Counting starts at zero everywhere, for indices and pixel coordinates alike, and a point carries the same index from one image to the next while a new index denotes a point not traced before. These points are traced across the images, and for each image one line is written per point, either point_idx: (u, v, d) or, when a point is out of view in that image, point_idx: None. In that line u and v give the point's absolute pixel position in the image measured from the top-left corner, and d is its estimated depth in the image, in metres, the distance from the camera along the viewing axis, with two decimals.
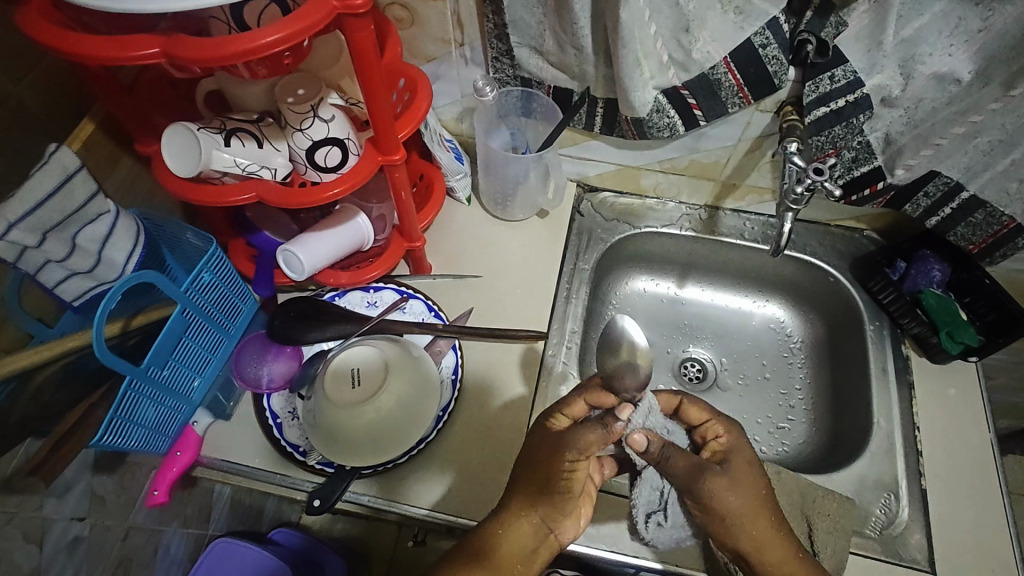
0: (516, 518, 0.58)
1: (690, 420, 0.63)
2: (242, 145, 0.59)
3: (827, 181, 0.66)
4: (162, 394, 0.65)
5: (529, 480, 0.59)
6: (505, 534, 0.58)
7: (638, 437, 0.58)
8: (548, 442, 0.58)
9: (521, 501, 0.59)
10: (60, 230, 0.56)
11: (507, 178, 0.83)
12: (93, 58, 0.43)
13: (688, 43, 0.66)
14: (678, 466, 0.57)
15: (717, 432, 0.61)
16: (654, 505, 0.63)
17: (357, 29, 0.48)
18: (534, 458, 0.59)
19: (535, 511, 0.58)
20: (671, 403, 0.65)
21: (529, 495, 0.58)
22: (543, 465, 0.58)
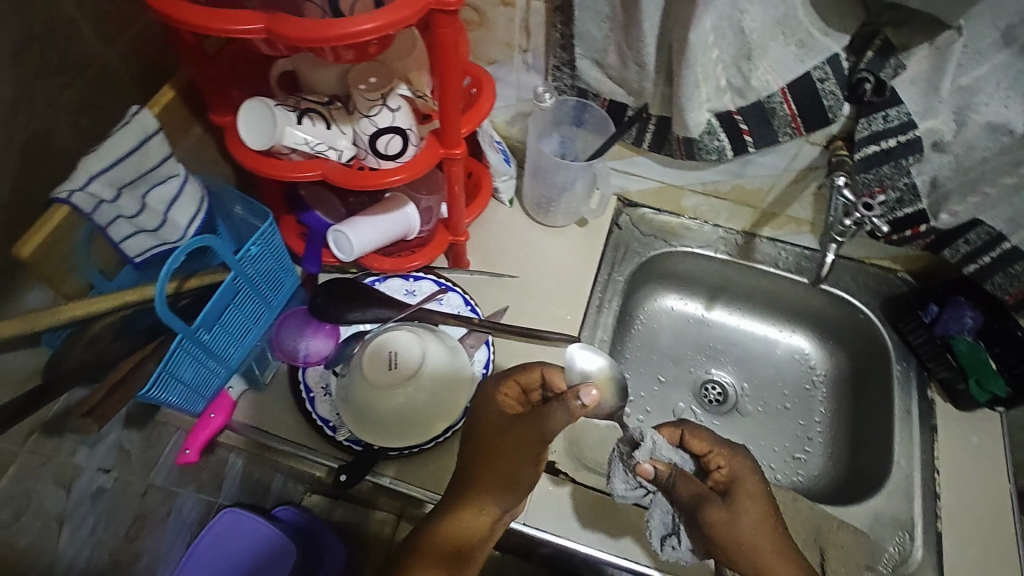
0: (470, 508, 0.60)
1: (693, 450, 0.64)
2: (313, 124, 0.61)
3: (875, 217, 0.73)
4: (207, 356, 0.67)
5: (483, 473, 0.59)
6: (462, 522, 0.60)
7: (645, 467, 0.61)
8: (512, 422, 0.58)
9: (476, 491, 0.60)
10: (133, 188, 0.60)
11: (554, 184, 0.85)
12: (202, 28, 0.47)
13: (748, 70, 0.68)
14: (684, 492, 0.59)
15: (720, 461, 0.62)
16: (666, 532, 0.62)
17: (445, 24, 0.51)
18: (494, 455, 0.59)
19: (491, 501, 0.60)
20: (675, 435, 0.65)
21: (489, 484, 0.59)
22: (507, 449, 0.58)
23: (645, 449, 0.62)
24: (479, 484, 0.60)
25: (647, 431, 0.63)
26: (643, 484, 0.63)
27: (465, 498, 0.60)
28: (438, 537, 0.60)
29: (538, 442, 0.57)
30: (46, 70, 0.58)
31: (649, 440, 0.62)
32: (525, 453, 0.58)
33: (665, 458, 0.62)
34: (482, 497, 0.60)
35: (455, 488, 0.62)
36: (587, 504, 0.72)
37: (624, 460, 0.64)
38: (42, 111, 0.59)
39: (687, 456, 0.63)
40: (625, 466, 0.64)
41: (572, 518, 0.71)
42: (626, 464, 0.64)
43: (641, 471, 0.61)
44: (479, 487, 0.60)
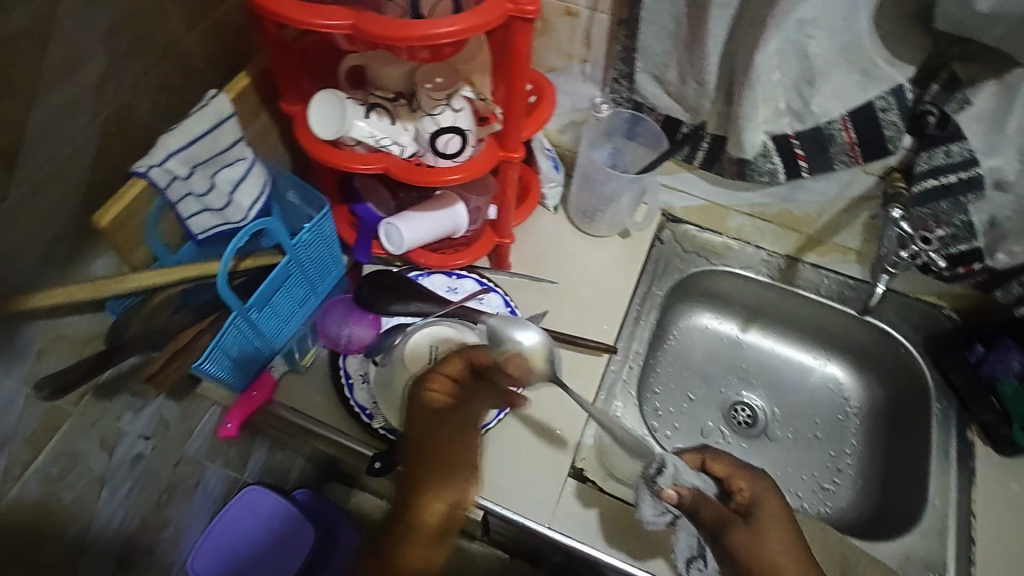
0: (428, 505, 0.56)
1: (714, 473, 0.63)
2: (379, 119, 0.63)
3: (931, 251, 0.74)
4: (256, 335, 0.69)
5: (433, 466, 0.57)
6: (423, 521, 0.55)
7: (669, 492, 0.59)
8: (449, 409, 0.60)
9: (426, 490, 0.56)
10: (205, 167, 0.63)
11: (602, 195, 0.86)
12: (290, 21, 0.49)
13: (809, 95, 0.68)
14: (708, 517, 0.59)
15: (741, 483, 0.61)
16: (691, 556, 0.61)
17: (521, 31, 0.52)
18: (437, 449, 0.57)
19: (448, 498, 0.56)
20: (695, 459, 0.64)
21: (438, 479, 0.56)
22: (450, 431, 0.59)
23: (669, 475, 0.59)
24: (428, 480, 0.56)
25: (669, 455, 0.60)
26: (670, 509, 0.60)
27: (415, 497, 0.56)
28: (409, 549, 0.55)
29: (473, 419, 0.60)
30: (134, 50, 0.61)
31: (672, 466, 0.59)
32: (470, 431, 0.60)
33: (687, 483, 0.60)
34: (431, 496, 0.56)
35: (401, 503, 0.57)
36: (617, 514, 0.71)
37: (648, 487, 0.60)
38: (128, 88, 0.62)
39: (710, 480, 0.62)
40: (650, 492, 0.60)
41: (599, 525, 0.71)
42: (650, 489, 0.60)
43: (664, 496, 0.60)
44: (427, 487, 0.56)
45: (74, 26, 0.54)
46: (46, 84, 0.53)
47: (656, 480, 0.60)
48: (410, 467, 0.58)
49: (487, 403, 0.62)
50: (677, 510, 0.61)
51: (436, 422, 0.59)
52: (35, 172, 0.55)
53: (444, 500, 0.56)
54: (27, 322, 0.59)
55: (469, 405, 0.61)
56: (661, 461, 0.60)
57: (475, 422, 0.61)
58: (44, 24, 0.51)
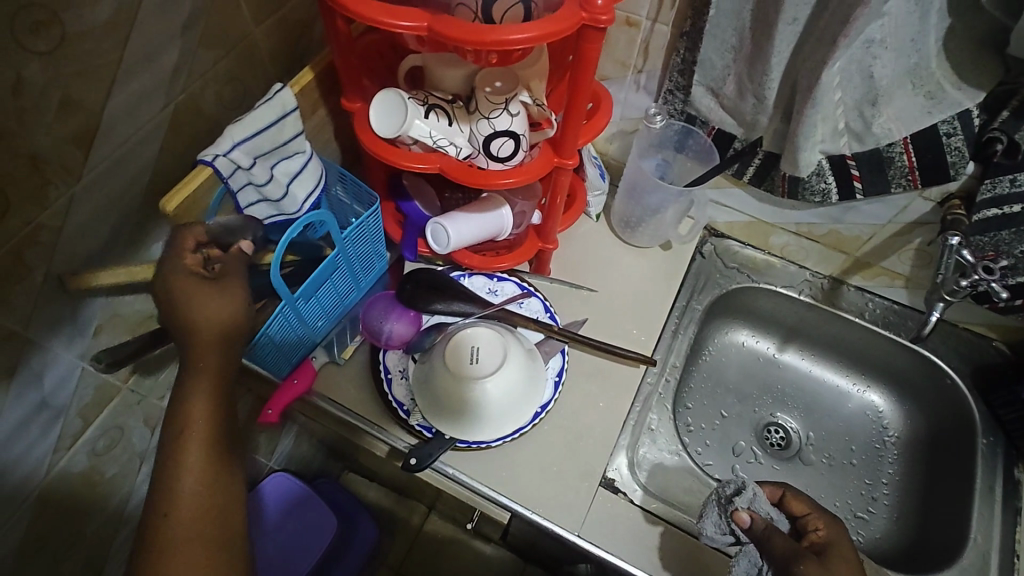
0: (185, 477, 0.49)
1: (791, 511, 0.66)
2: (437, 120, 0.63)
3: (994, 282, 0.68)
4: (301, 324, 0.70)
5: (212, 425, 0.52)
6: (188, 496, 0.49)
7: (743, 515, 0.63)
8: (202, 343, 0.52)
9: (186, 452, 0.50)
10: (266, 159, 0.64)
11: (646, 205, 0.85)
12: (366, 18, 0.50)
13: (870, 116, 0.67)
14: (779, 546, 0.60)
15: (818, 524, 0.64)
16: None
17: (592, 40, 0.52)
18: (194, 413, 0.51)
19: (227, 469, 0.52)
20: (775, 495, 0.68)
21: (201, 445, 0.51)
22: (209, 385, 0.52)
23: (746, 497, 0.64)
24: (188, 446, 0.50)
25: (745, 483, 0.65)
26: (735, 530, 0.63)
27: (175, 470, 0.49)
28: (184, 519, 0.48)
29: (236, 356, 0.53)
30: (206, 40, 0.62)
31: (752, 489, 0.64)
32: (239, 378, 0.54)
33: (762, 511, 0.64)
34: (191, 458, 0.50)
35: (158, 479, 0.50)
36: (649, 527, 0.71)
37: (720, 504, 0.65)
38: (198, 78, 0.64)
39: (784, 517, 0.66)
40: (721, 510, 0.65)
41: (630, 538, 0.71)
42: (722, 509, 0.65)
43: (736, 516, 0.63)
44: (196, 453, 0.50)
45: (155, 18, 0.56)
46: (125, 71, 0.55)
47: (733, 499, 0.65)
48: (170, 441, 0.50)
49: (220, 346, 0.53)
50: (745, 536, 0.63)
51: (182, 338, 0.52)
52: (109, 154, 0.57)
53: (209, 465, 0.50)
54: (90, 299, 0.61)
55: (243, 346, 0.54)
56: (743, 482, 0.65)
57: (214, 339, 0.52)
58: (129, 13, 0.53)
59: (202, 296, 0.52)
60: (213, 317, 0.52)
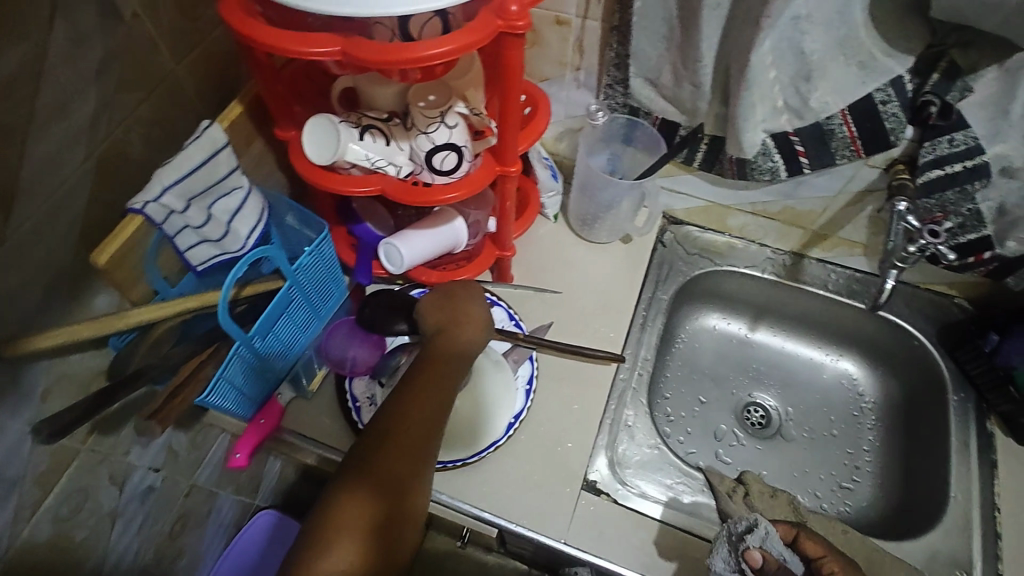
0: (348, 504, 0.51)
1: (806, 553, 0.61)
2: (373, 140, 0.62)
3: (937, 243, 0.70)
4: (260, 363, 0.68)
5: (390, 459, 0.52)
6: (348, 523, 0.50)
7: (755, 555, 0.59)
8: (418, 379, 0.58)
9: (357, 481, 0.52)
10: (202, 199, 0.62)
11: (600, 201, 0.85)
12: (278, 48, 0.48)
13: (807, 92, 0.67)
14: None
15: (834, 567, 0.59)
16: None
17: (513, 46, 0.51)
18: (393, 439, 0.53)
19: (383, 516, 0.51)
20: (789, 533, 0.63)
21: (370, 475, 0.52)
22: (414, 424, 0.55)
23: (757, 536, 0.60)
24: (362, 473, 0.52)
25: (756, 524, 0.60)
26: (745, 571, 0.59)
27: (347, 494, 0.51)
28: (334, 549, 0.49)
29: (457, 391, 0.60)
30: (123, 83, 0.60)
31: (764, 529, 0.60)
32: (430, 418, 0.55)
33: (775, 552, 0.60)
34: (358, 488, 0.51)
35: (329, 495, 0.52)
36: (636, 527, 0.71)
37: (730, 541, 0.62)
38: (120, 123, 0.61)
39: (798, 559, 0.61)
40: (732, 548, 0.61)
41: (617, 538, 0.70)
42: (733, 547, 0.62)
43: (748, 555, 0.59)
44: (363, 487, 0.51)
45: (64, 66, 0.54)
46: (38, 125, 0.53)
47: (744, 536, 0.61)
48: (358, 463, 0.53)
49: (444, 390, 0.58)
50: None
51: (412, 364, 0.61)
52: (32, 212, 0.55)
53: (373, 488, 0.51)
54: (31, 363, 0.58)
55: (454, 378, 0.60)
56: (756, 521, 0.61)
57: (445, 382, 0.58)
58: (34, 67, 0.51)
59: (462, 353, 0.62)
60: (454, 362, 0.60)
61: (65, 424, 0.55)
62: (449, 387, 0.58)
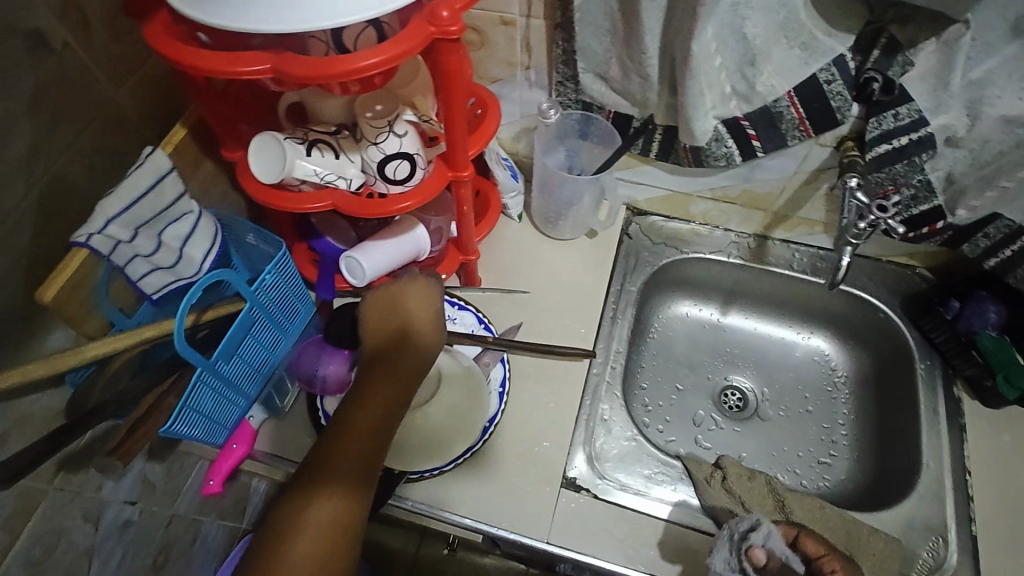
0: (315, 506, 0.50)
1: (807, 552, 0.63)
2: (322, 155, 0.61)
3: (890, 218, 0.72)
4: (225, 387, 0.67)
5: (346, 465, 0.52)
6: (318, 524, 0.49)
7: (758, 553, 0.60)
8: (372, 379, 0.58)
9: (324, 483, 0.51)
10: (150, 227, 0.61)
11: (561, 198, 0.85)
12: (207, 70, 0.47)
13: (752, 76, 0.67)
14: None
15: (835, 566, 0.60)
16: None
17: (449, 53, 0.51)
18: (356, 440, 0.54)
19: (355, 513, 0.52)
20: (790, 533, 0.65)
21: (338, 474, 0.52)
22: (374, 425, 0.55)
23: (761, 534, 0.61)
24: (327, 474, 0.51)
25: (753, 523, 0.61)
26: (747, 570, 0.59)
27: (312, 496, 0.50)
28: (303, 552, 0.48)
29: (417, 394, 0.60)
30: (60, 114, 0.59)
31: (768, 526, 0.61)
32: (389, 416, 0.56)
33: (777, 550, 0.61)
34: (327, 489, 0.51)
35: (291, 501, 0.50)
36: (620, 520, 0.71)
37: (731, 541, 0.62)
38: (60, 155, 0.60)
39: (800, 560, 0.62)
40: (733, 548, 0.61)
41: (601, 532, 0.70)
42: (734, 546, 0.61)
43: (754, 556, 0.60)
44: (331, 487, 0.51)
45: None
46: None
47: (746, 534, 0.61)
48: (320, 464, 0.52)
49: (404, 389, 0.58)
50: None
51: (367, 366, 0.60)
52: None
53: (342, 488, 0.51)
54: None
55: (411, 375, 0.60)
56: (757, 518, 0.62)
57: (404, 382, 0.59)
58: None
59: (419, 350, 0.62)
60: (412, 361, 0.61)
61: (18, 470, 0.53)
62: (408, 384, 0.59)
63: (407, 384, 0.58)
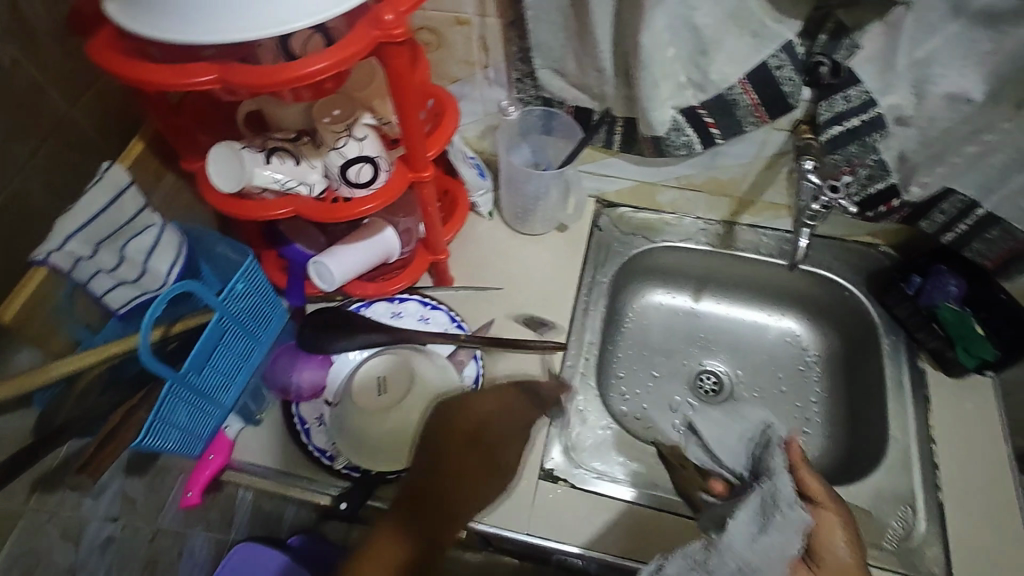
0: (387, 539, 0.60)
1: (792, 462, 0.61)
2: (282, 162, 0.62)
3: (841, 199, 0.72)
4: (197, 398, 0.66)
5: (427, 519, 0.61)
6: (382, 556, 0.59)
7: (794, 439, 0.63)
8: (453, 442, 0.67)
9: (400, 522, 0.61)
10: (112, 241, 0.61)
11: (527, 194, 0.86)
12: (156, 83, 0.47)
13: (705, 65, 0.69)
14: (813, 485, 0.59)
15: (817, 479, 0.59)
16: (801, 506, 0.54)
17: (396, 55, 0.51)
18: (438, 493, 0.63)
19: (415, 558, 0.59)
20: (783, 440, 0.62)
21: (411, 517, 0.62)
22: (450, 481, 0.64)
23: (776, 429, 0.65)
24: (403, 516, 0.62)
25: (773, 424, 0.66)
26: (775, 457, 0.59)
27: (386, 528, 0.61)
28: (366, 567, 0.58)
29: (494, 469, 0.67)
30: (12, 132, 0.59)
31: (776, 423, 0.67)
32: (471, 486, 0.65)
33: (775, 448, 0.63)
34: (400, 530, 0.61)
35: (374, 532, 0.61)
36: (597, 507, 0.72)
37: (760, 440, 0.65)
38: (14, 174, 0.60)
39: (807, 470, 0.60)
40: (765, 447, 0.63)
41: (579, 521, 0.71)
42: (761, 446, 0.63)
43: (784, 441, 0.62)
44: (403, 527, 0.61)
45: None
46: None
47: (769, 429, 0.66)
48: (404, 506, 0.63)
49: (484, 466, 0.67)
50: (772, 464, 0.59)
51: (443, 432, 0.68)
52: None
53: (410, 532, 0.61)
54: None
55: (499, 457, 0.68)
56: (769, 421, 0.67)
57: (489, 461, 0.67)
58: None
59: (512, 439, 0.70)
60: (503, 439, 0.69)
61: None
62: (488, 458, 0.67)
63: (485, 462, 0.67)
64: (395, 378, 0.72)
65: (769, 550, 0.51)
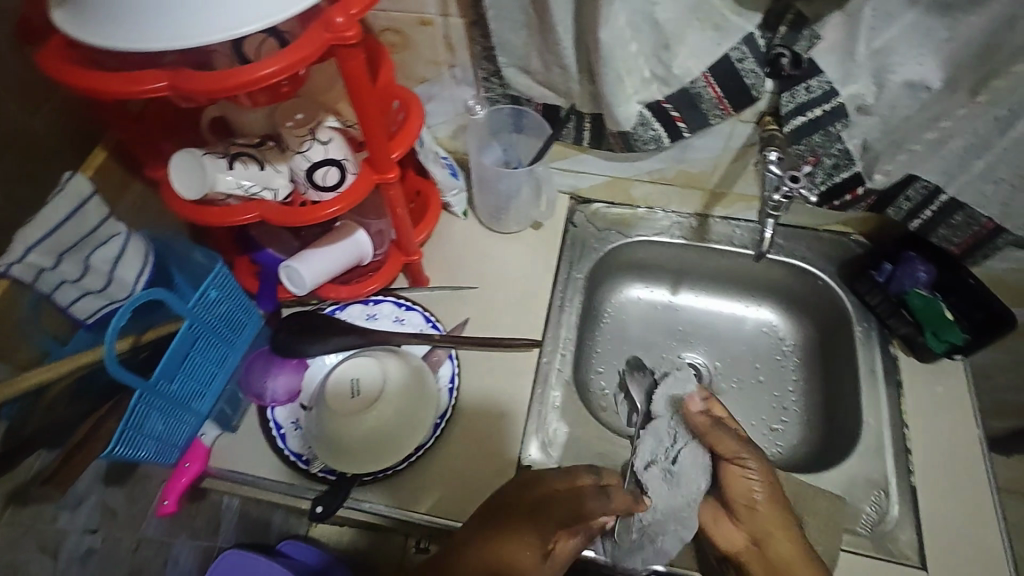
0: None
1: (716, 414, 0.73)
2: (245, 167, 0.61)
3: (802, 189, 0.70)
4: (168, 408, 0.66)
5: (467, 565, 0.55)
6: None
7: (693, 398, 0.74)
8: (520, 502, 0.60)
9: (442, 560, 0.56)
10: (75, 253, 0.61)
11: (500, 193, 0.86)
12: (106, 92, 0.47)
13: (668, 59, 0.69)
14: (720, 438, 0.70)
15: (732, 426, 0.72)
16: (660, 467, 0.72)
17: (349, 57, 0.51)
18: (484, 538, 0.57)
19: None
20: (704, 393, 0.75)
21: (452, 557, 0.56)
22: (497, 533, 0.57)
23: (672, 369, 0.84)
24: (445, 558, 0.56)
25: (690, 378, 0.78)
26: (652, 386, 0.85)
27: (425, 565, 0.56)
28: None
29: (538, 535, 0.57)
30: None
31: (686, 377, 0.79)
32: (514, 539, 0.56)
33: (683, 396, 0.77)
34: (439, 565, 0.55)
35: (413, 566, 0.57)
36: None
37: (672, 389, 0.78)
38: None
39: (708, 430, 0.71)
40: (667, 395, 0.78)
41: None
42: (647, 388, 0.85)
43: (688, 406, 0.74)
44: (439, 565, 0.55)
45: None
46: None
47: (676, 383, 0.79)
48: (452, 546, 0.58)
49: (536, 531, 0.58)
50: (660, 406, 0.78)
51: (521, 487, 0.62)
52: None
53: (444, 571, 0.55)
54: None
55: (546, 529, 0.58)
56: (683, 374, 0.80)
57: (536, 522, 0.58)
58: None
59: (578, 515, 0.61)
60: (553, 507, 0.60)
61: None
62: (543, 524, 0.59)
63: (538, 521, 0.58)
64: (369, 378, 0.72)
65: (674, 497, 0.69)
